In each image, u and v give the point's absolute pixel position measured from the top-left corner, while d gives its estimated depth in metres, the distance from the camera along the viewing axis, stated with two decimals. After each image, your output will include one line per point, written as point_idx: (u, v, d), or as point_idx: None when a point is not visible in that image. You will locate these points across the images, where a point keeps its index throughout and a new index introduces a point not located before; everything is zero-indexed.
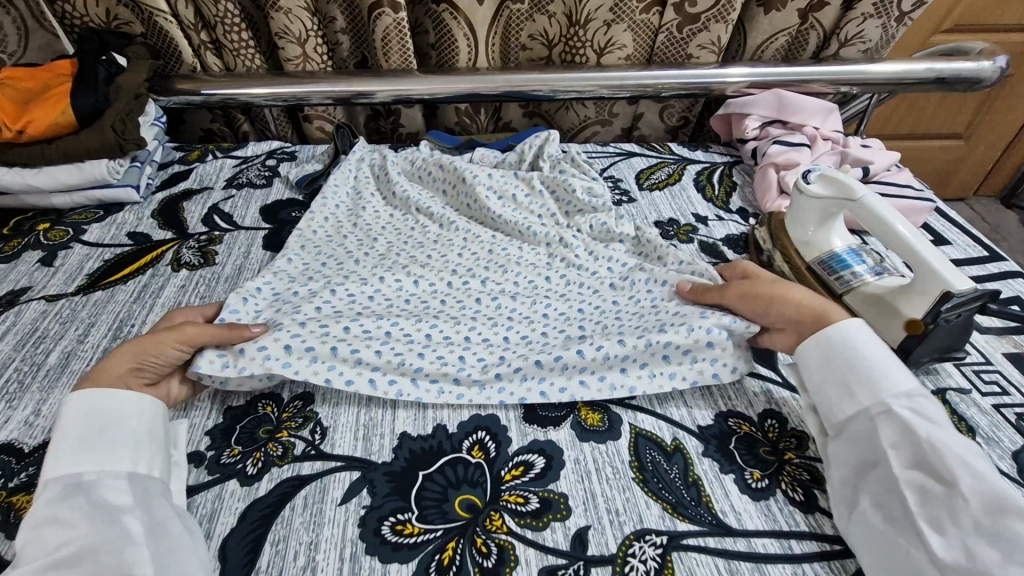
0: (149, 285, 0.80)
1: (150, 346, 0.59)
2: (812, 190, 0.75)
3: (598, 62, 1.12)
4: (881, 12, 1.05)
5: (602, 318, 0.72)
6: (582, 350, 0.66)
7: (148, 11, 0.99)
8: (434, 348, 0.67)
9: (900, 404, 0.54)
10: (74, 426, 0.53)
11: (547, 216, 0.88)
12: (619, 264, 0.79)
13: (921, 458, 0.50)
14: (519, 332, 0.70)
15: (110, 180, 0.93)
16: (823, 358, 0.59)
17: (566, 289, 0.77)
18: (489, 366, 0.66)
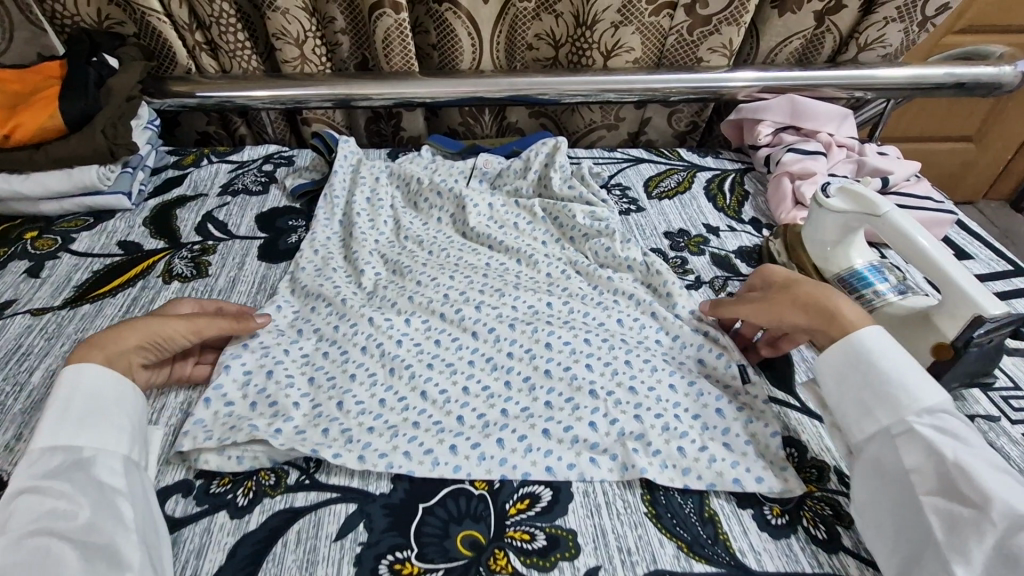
0: (138, 299, 0.77)
1: (160, 331, 0.61)
2: (835, 204, 0.71)
3: (605, 65, 1.09)
4: (902, 15, 1.02)
5: (612, 363, 0.65)
6: (595, 422, 0.60)
7: (141, 10, 0.96)
8: (429, 412, 0.62)
9: (924, 423, 0.51)
10: (67, 402, 0.53)
11: (550, 242, 0.86)
12: (626, 297, 0.76)
13: (947, 481, 0.48)
14: (521, 375, 0.65)
15: (101, 187, 0.89)
16: (837, 373, 0.57)
17: (571, 322, 0.71)
18: (490, 426, 0.61)
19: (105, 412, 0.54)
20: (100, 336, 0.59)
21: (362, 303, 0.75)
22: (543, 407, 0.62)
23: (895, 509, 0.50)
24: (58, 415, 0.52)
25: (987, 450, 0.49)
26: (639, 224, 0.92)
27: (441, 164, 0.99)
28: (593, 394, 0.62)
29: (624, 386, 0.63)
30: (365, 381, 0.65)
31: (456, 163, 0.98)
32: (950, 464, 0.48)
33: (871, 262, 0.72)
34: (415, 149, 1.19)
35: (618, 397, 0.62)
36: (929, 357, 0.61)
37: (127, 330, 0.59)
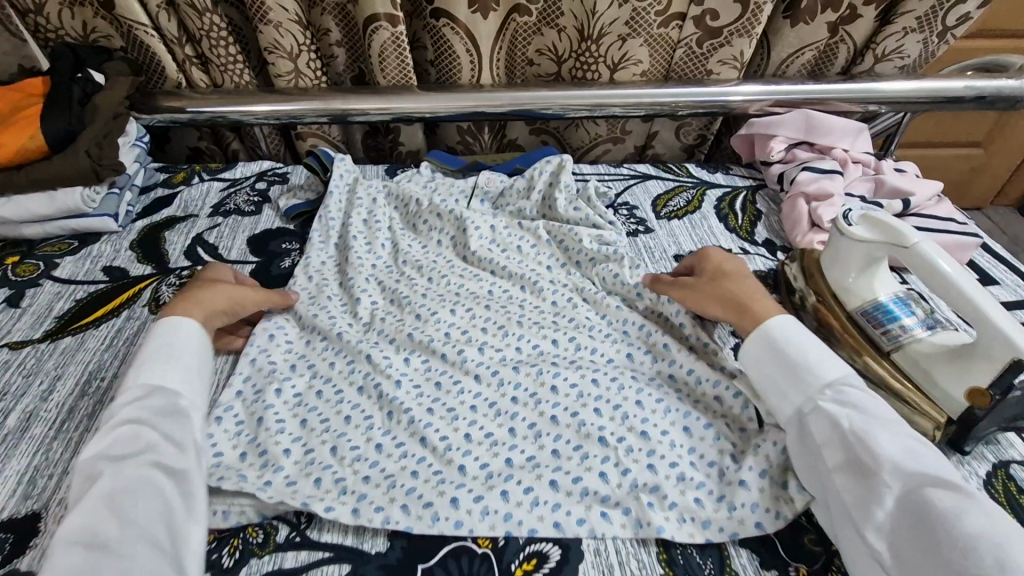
0: (122, 331, 0.73)
1: (237, 297, 0.70)
2: (858, 234, 0.67)
3: (611, 78, 1.05)
4: (923, 25, 0.98)
5: (621, 406, 0.63)
6: (605, 473, 0.58)
7: (127, 24, 0.92)
8: (429, 461, 0.60)
9: (829, 399, 0.56)
10: (174, 352, 0.60)
11: (555, 266, 0.83)
12: (636, 328, 0.73)
13: (852, 452, 0.52)
14: (526, 422, 0.63)
15: (85, 209, 0.85)
16: (755, 362, 0.61)
17: (577, 361, 0.69)
18: (493, 476, 0.58)
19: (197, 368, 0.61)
20: (188, 296, 0.67)
21: (359, 338, 0.72)
22: (550, 457, 0.60)
23: (822, 488, 0.54)
24: (162, 362, 0.59)
25: (886, 415, 0.54)
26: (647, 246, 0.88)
27: (442, 183, 0.94)
28: (603, 442, 0.60)
29: (636, 432, 0.61)
30: (361, 424, 0.63)
31: (457, 182, 0.94)
32: (852, 435, 0.52)
33: (896, 293, 0.68)
34: (414, 164, 1.15)
35: (629, 445, 0.60)
36: (964, 402, 0.58)
37: (214, 293, 0.68)
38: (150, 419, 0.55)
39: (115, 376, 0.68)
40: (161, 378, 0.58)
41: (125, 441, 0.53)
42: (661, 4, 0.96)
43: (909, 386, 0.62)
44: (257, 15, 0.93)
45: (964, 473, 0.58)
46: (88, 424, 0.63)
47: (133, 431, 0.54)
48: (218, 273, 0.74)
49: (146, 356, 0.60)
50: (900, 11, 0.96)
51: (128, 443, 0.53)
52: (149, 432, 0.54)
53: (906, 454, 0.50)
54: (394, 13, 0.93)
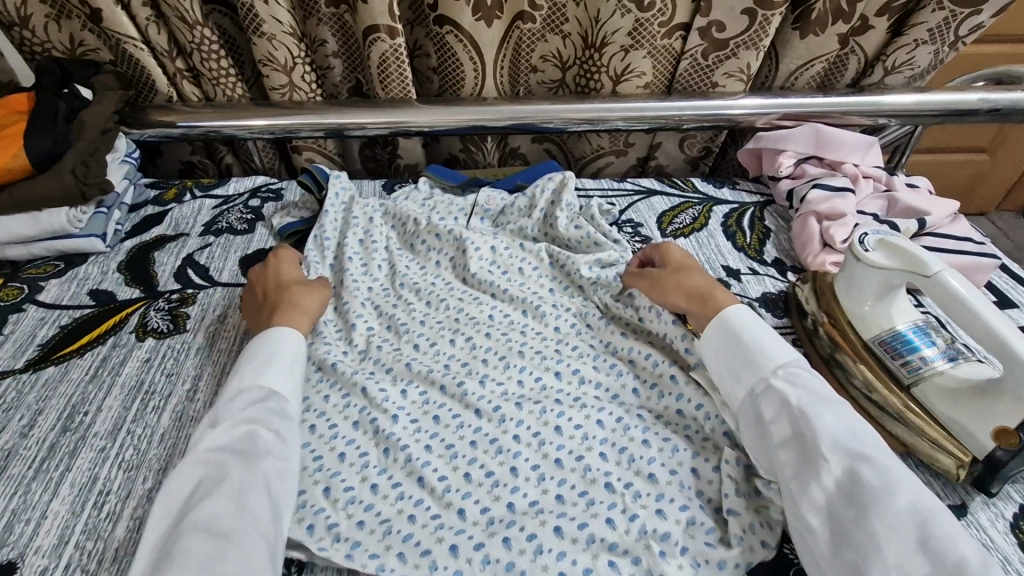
0: (108, 360, 0.70)
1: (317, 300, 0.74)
2: (876, 260, 0.64)
3: (614, 90, 1.02)
4: (934, 37, 0.95)
5: (627, 449, 0.62)
6: (612, 519, 0.56)
7: (115, 38, 0.89)
8: (428, 504, 0.58)
9: (779, 378, 0.58)
10: (293, 360, 0.63)
11: (558, 289, 0.80)
12: (643, 357, 0.70)
13: (797, 428, 0.55)
14: (529, 462, 0.61)
15: (71, 231, 0.82)
16: (716, 347, 0.64)
17: (581, 397, 0.67)
18: (495, 522, 0.56)
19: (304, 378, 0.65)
20: (293, 303, 0.70)
21: (355, 368, 0.69)
22: (553, 501, 0.58)
23: (770, 467, 0.56)
24: (281, 368, 0.62)
25: (832, 398, 0.56)
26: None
27: (439, 202, 0.92)
28: (610, 488, 0.58)
29: (643, 475, 0.59)
30: (357, 462, 0.61)
31: (456, 200, 0.92)
32: (796, 411, 0.55)
33: (915, 322, 0.65)
34: (412, 178, 1.12)
35: (637, 490, 0.58)
36: (991, 442, 0.55)
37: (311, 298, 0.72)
38: (265, 421, 0.57)
39: (99, 410, 0.65)
40: (278, 383, 0.61)
41: (242, 438, 0.55)
42: (665, 15, 0.93)
43: (931, 423, 0.59)
44: (251, 27, 0.90)
45: (988, 515, 0.56)
46: (70, 462, 0.60)
47: (250, 432, 0.56)
48: (289, 269, 0.76)
49: (265, 360, 0.62)
50: (911, 22, 0.94)
51: (245, 442, 0.55)
52: (263, 433, 0.56)
53: (847, 433, 0.53)
54: (393, 24, 0.90)
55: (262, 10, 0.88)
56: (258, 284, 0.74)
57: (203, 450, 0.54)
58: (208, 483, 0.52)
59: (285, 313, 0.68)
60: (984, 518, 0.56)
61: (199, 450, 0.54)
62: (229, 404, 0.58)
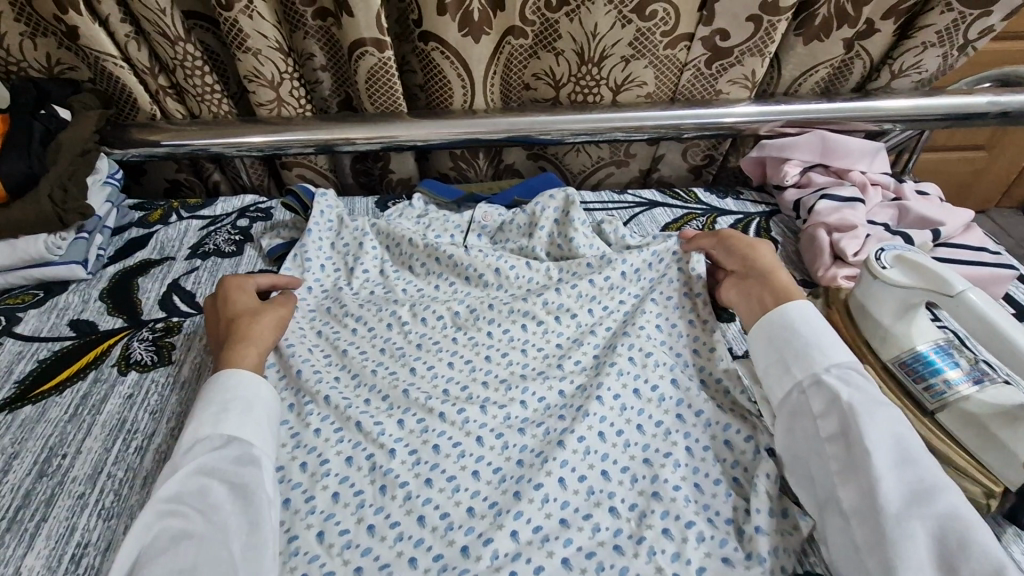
0: (88, 397, 0.67)
1: (264, 328, 0.69)
2: (893, 278, 0.62)
3: (614, 100, 1.00)
4: (944, 40, 0.92)
5: (631, 469, 0.63)
6: (620, 546, 0.56)
7: (94, 56, 0.85)
8: (429, 543, 0.56)
9: (832, 374, 0.59)
10: (250, 403, 0.60)
11: (566, 290, 0.77)
12: (643, 352, 0.71)
13: (845, 423, 0.55)
14: (534, 484, 0.59)
15: (49, 258, 0.79)
16: (767, 340, 0.65)
17: (588, 410, 0.65)
18: (500, 557, 0.55)
19: (272, 419, 0.62)
20: (245, 335, 0.67)
21: (349, 398, 0.67)
22: (558, 526, 0.57)
23: (813, 462, 0.57)
24: (238, 414, 0.59)
25: (884, 400, 0.56)
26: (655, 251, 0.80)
27: (435, 218, 0.90)
28: (615, 512, 0.59)
29: (647, 494, 0.60)
30: (352, 503, 0.59)
31: (452, 217, 0.89)
32: (847, 407, 0.56)
33: (935, 341, 0.62)
34: (406, 193, 1.09)
35: (641, 510, 0.59)
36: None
37: (253, 334, 0.68)
38: (223, 470, 0.55)
39: (78, 452, 0.61)
40: (236, 428, 0.58)
41: (198, 490, 0.54)
42: (668, 24, 0.90)
43: (961, 453, 0.56)
44: (234, 42, 0.86)
45: (1021, 548, 0.54)
46: (47, 511, 0.56)
47: (207, 484, 0.54)
48: (240, 297, 0.73)
49: (220, 407, 0.59)
50: (918, 25, 0.91)
51: (201, 493, 0.54)
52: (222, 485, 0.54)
53: (892, 436, 0.53)
54: (380, 38, 0.86)
55: (246, 25, 0.85)
56: (214, 322, 0.72)
57: (160, 499, 0.53)
58: (171, 534, 0.51)
59: (235, 348, 0.66)
60: (1017, 551, 0.53)
61: (154, 500, 0.52)
62: (187, 453, 0.56)
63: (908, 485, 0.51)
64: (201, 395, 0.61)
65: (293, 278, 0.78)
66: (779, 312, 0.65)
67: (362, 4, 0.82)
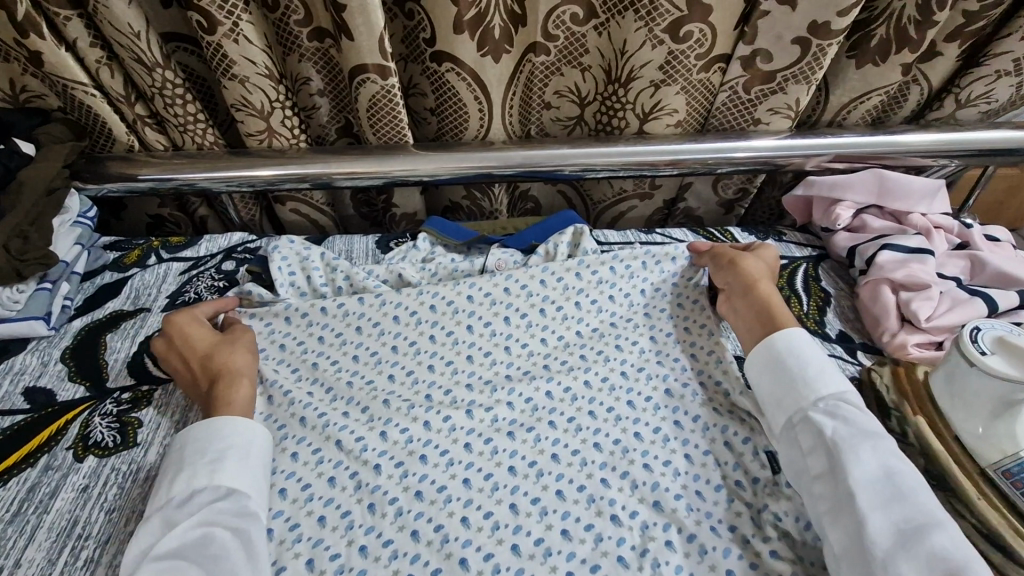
0: (36, 489, 0.57)
1: (242, 358, 0.63)
2: (994, 366, 0.51)
3: (641, 129, 0.90)
4: (1019, 68, 0.82)
5: (629, 474, 0.58)
6: (624, 558, 0.52)
7: (61, 82, 0.76)
8: (425, 558, 0.52)
9: (819, 410, 0.55)
10: (247, 448, 0.55)
11: (551, 280, 0.73)
12: (633, 366, 0.67)
13: (832, 458, 0.51)
14: (529, 497, 0.56)
15: (5, 314, 0.69)
16: (756, 372, 0.62)
17: (575, 417, 0.63)
18: (501, 571, 0.51)
19: (268, 462, 0.57)
20: (223, 371, 0.61)
21: (326, 414, 0.62)
22: (559, 538, 0.53)
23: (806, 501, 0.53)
24: (234, 462, 0.53)
25: (877, 431, 0.52)
26: (658, 256, 0.76)
27: (441, 263, 0.79)
28: (617, 520, 0.54)
29: (648, 502, 0.56)
30: (340, 525, 0.54)
31: (460, 263, 0.78)
32: (831, 443, 0.52)
33: None
34: (411, 229, 0.99)
35: (644, 519, 0.54)
36: None
37: (232, 370, 0.62)
38: (221, 524, 0.50)
39: (16, 565, 0.52)
40: (235, 480, 0.53)
41: (196, 546, 0.48)
42: (703, 47, 0.80)
43: None
44: (220, 67, 0.77)
45: None
46: None
47: (206, 536, 0.49)
48: (196, 332, 0.65)
49: (214, 457, 0.54)
50: (990, 52, 0.81)
51: (201, 547, 0.48)
52: (223, 533, 0.49)
53: (882, 469, 0.50)
54: (385, 63, 0.76)
55: (232, 49, 0.75)
56: (182, 365, 0.64)
57: (156, 557, 0.47)
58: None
59: (219, 387, 0.60)
60: None
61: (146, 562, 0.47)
62: (184, 504, 0.51)
63: (898, 523, 0.47)
64: (191, 440, 0.55)
65: (231, 300, 0.72)
66: (762, 347, 0.62)
67: (365, 27, 0.72)
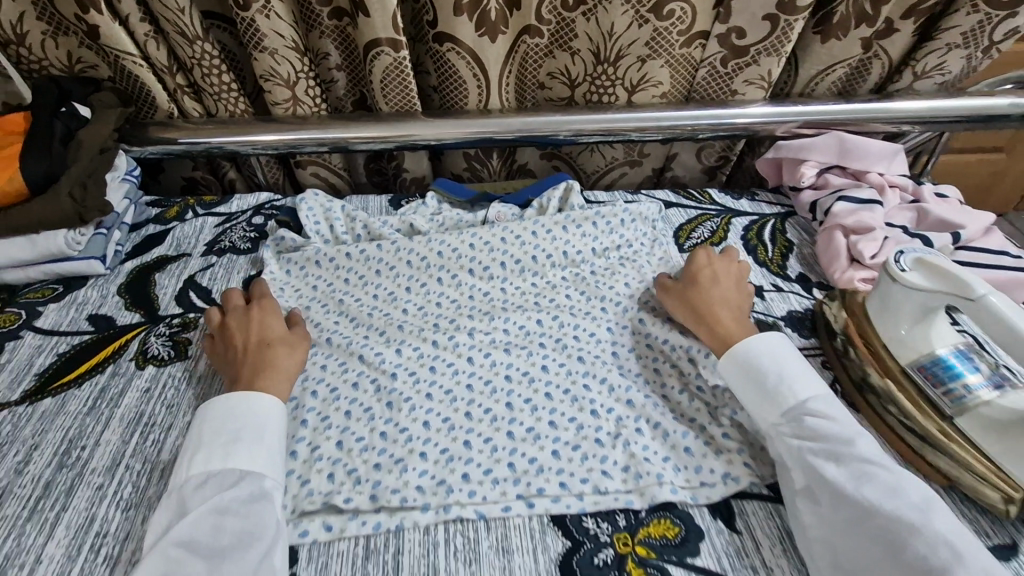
0: (106, 390, 0.68)
1: (291, 361, 0.66)
2: (914, 281, 0.61)
3: (629, 100, 0.99)
4: (967, 41, 0.91)
5: (607, 379, 0.67)
6: (601, 440, 0.61)
7: (113, 54, 0.86)
8: (435, 441, 0.61)
9: (795, 425, 0.56)
10: (260, 433, 0.57)
11: (541, 231, 0.83)
12: (613, 303, 0.77)
13: (813, 475, 0.53)
14: (521, 397, 0.66)
15: (69, 253, 0.80)
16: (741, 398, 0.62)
17: (562, 339, 0.72)
18: (498, 450, 0.61)
19: (280, 448, 0.59)
20: (273, 365, 0.64)
21: (350, 337, 0.73)
22: (547, 427, 0.63)
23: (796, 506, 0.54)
24: (248, 445, 0.56)
25: (853, 441, 0.53)
26: (632, 215, 0.88)
27: (448, 216, 0.89)
28: (596, 413, 0.63)
29: (622, 401, 0.65)
30: (363, 417, 0.64)
31: (464, 215, 0.88)
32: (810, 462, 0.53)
33: (956, 345, 0.61)
34: (419, 192, 1.09)
35: (618, 413, 0.64)
36: None
37: (283, 369, 0.65)
38: (234, 508, 0.52)
39: (96, 444, 0.62)
40: (248, 462, 0.55)
41: (210, 529, 0.50)
42: (684, 24, 0.89)
43: (975, 454, 0.56)
44: (252, 41, 0.87)
45: None
46: (66, 501, 0.57)
47: (218, 520, 0.51)
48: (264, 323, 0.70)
49: (230, 437, 0.56)
50: (942, 26, 0.90)
51: (212, 538, 0.49)
52: (234, 522, 0.51)
53: (860, 479, 0.50)
54: (397, 37, 0.86)
55: (263, 25, 0.85)
56: (225, 352, 0.68)
57: (171, 542, 0.49)
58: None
59: (264, 376, 0.63)
60: None
61: (164, 544, 0.49)
62: (197, 490, 0.53)
63: (879, 534, 0.47)
64: (210, 416, 0.59)
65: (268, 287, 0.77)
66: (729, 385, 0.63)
67: (378, 5, 0.82)
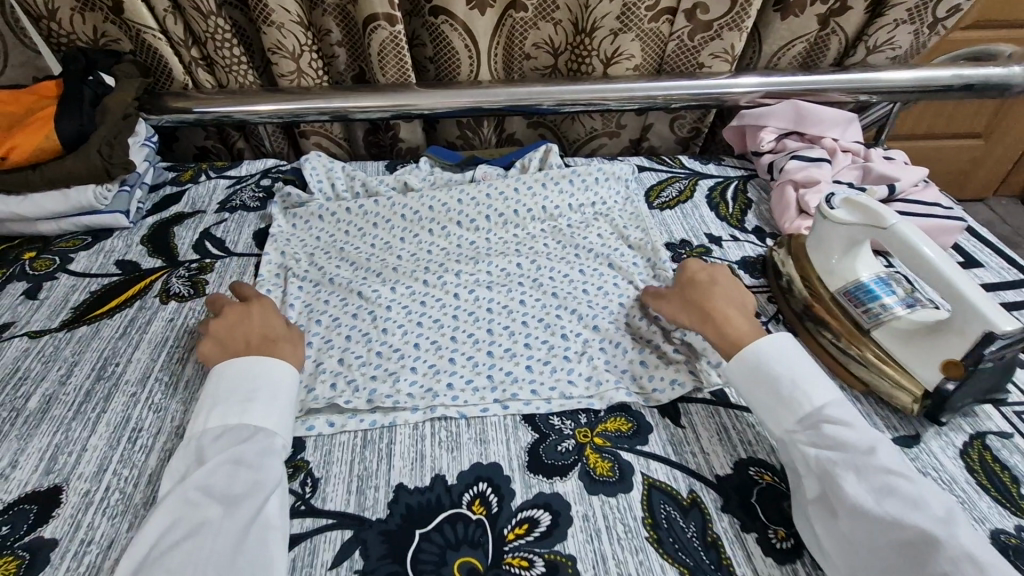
0: (135, 320, 0.77)
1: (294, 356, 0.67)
2: (840, 217, 0.70)
3: (605, 72, 1.08)
4: (913, 16, 1.00)
5: (577, 309, 0.76)
6: (568, 357, 0.70)
7: (136, 27, 0.95)
8: (424, 358, 0.71)
9: (810, 428, 0.56)
10: (273, 395, 0.61)
11: (523, 188, 0.92)
12: (586, 249, 0.86)
13: (828, 482, 0.52)
14: (501, 324, 0.75)
15: (98, 206, 0.89)
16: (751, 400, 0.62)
17: (538, 278, 0.81)
18: (479, 365, 0.70)
19: (291, 407, 0.62)
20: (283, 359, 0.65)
21: (350, 277, 0.82)
22: (522, 347, 0.72)
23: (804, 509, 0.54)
24: (262, 406, 0.60)
25: (871, 450, 0.53)
26: (605, 174, 0.96)
27: (438, 175, 0.98)
28: (565, 337, 0.73)
29: (590, 327, 0.74)
30: (361, 340, 0.73)
31: (453, 176, 0.97)
32: (827, 469, 0.53)
33: (878, 274, 0.70)
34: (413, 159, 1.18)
35: (586, 338, 0.73)
36: (938, 375, 0.60)
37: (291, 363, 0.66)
38: (247, 459, 0.56)
39: (129, 361, 0.71)
40: (261, 419, 0.59)
41: (224, 476, 0.54)
42: None
43: (885, 360, 0.65)
44: (261, 16, 0.96)
45: (939, 444, 0.62)
46: (105, 405, 0.66)
47: (231, 470, 0.55)
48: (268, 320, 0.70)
49: (245, 398, 0.60)
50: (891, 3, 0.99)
51: (226, 483, 0.54)
52: (245, 471, 0.55)
53: (880, 488, 0.50)
54: (392, 13, 0.95)
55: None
56: (218, 347, 0.66)
57: (190, 486, 0.53)
58: (186, 527, 0.50)
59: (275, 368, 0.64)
60: (935, 445, 0.62)
61: (182, 488, 0.53)
62: (213, 442, 0.57)
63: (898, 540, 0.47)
64: (222, 383, 0.62)
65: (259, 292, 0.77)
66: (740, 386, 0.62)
67: None
